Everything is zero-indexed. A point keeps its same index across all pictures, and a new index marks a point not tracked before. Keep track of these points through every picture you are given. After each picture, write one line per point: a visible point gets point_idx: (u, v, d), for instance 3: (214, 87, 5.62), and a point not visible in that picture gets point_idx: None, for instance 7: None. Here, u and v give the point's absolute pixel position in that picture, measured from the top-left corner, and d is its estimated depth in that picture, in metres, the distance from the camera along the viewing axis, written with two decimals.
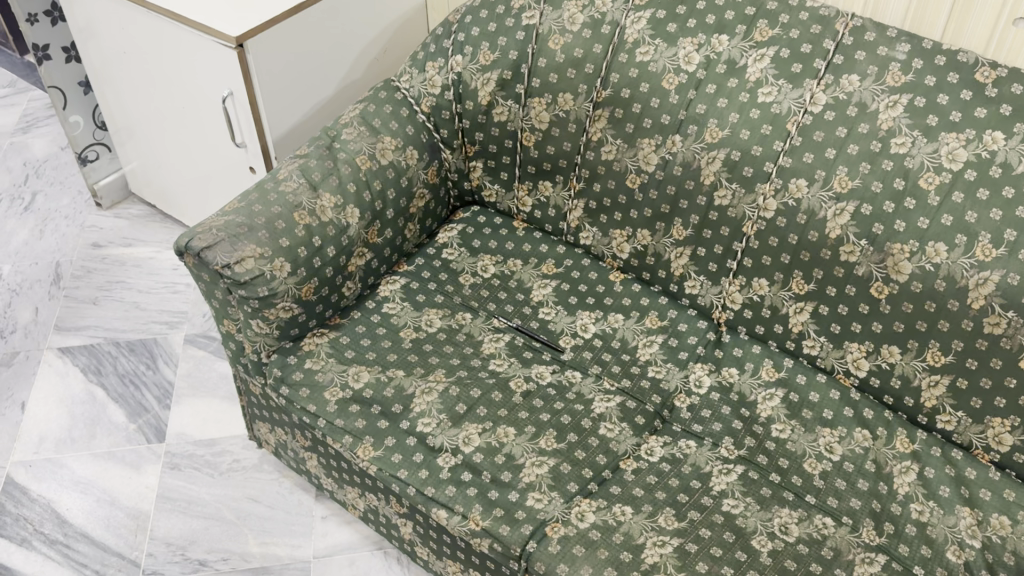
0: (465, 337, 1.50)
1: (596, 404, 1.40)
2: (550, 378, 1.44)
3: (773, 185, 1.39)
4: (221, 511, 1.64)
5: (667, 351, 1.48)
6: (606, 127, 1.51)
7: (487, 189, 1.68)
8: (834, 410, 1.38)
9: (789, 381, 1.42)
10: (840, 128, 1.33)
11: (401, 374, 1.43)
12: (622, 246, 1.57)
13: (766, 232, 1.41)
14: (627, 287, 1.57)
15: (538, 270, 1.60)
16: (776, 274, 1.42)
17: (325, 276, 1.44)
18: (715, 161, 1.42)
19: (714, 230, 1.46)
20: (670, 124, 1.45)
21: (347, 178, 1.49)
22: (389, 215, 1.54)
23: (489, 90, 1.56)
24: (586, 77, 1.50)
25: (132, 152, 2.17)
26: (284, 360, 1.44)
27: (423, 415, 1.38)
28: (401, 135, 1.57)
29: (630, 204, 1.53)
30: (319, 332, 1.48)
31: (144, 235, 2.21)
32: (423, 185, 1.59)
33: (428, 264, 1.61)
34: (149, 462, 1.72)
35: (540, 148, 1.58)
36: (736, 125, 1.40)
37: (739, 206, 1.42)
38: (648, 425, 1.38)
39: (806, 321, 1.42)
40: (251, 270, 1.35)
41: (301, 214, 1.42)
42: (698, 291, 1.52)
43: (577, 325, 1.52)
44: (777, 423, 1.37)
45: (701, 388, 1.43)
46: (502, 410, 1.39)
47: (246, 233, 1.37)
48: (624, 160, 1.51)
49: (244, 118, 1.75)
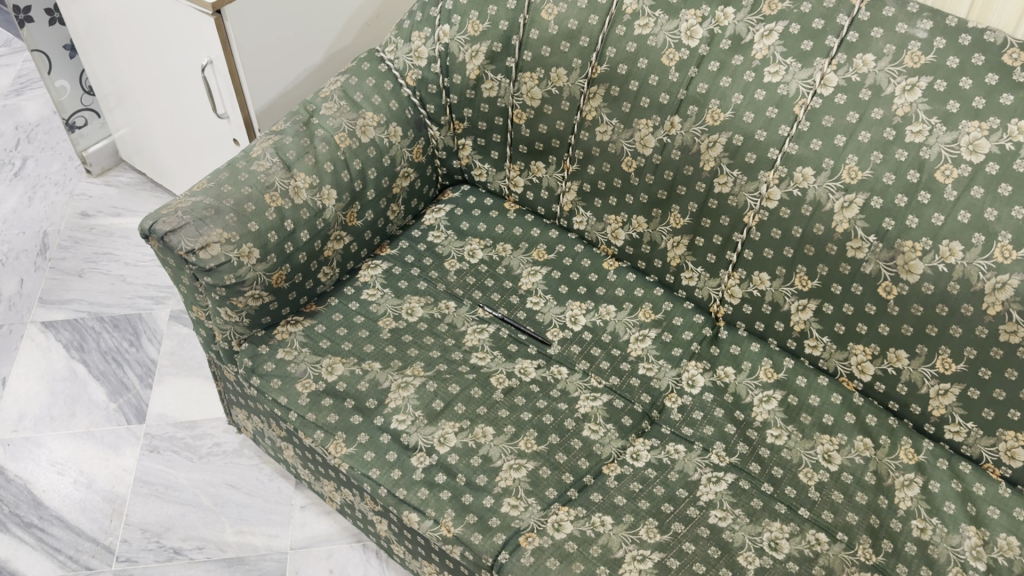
0: (447, 327, 1.42)
1: (581, 404, 1.32)
2: (534, 374, 1.36)
3: (777, 173, 1.28)
4: (198, 497, 1.60)
5: (660, 347, 1.39)
6: (602, 105, 1.41)
7: (477, 168, 1.58)
8: (835, 415, 1.30)
9: (788, 383, 1.33)
10: (852, 113, 1.23)
11: (377, 366, 1.36)
12: (617, 232, 1.48)
13: (769, 223, 1.31)
14: (621, 276, 1.49)
15: (528, 256, 1.52)
16: (778, 268, 1.33)
17: (298, 263, 1.36)
18: (716, 145, 1.32)
19: (713, 219, 1.36)
20: (669, 104, 1.35)
21: (324, 157, 1.40)
22: (369, 196, 1.45)
23: (478, 64, 1.46)
24: (581, 51, 1.39)
25: (120, 118, 2.09)
26: (256, 349, 1.38)
27: (398, 412, 1.31)
28: (385, 110, 1.48)
29: (626, 188, 1.44)
30: (294, 320, 1.41)
31: (135, 203, 2.15)
32: (407, 163, 1.51)
33: (412, 248, 1.53)
34: (128, 444, 1.67)
35: (532, 126, 1.48)
36: (739, 107, 1.29)
37: (740, 194, 1.32)
38: (635, 427, 1.30)
39: (808, 319, 1.32)
40: (216, 257, 1.27)
41: (273, 196, 1.34)
42: (695, 283, 1.42)
43: (566, 316, 1.44)
44: (773, 428, 1.29)
45: (694, 388, 1.34)
46: (481, 408, 1.31)
47: (212, 216, 1.29)
48: (620, 141, 1.41)
49: (225, 88, 1.66)
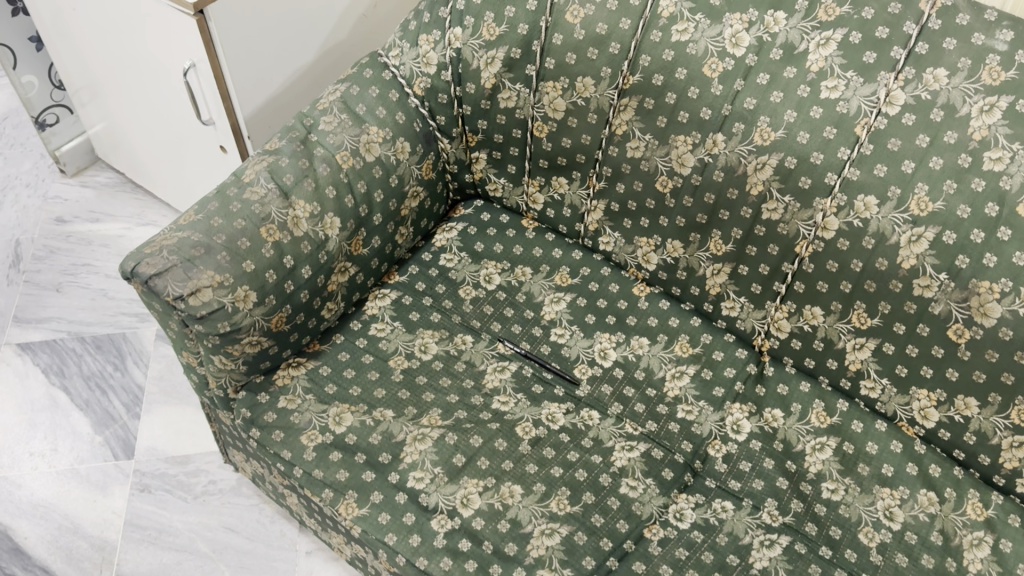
0: (465, 366, 1.29)
1: (616, 455, 1.20)
2: (564, 421, 1.24)
3: (835, 201, 1.15)
4: (195, 543, 1.48)
5: (700, 386, 1.27)
6: (634, 119, 1.26)
7: (492, 183, 1.44)
8: (895, 465, 1.19)
9: (843, 428, 1.22)
10: (922, 136, 1.09)
11: (390, 415, 1.23)
12: (649, 256, 1.35)
13: (824, 255, 1.18)
14: (653, 303, 1.36)
15: (551, 281, 1.39)
16: (832, 304, 1.20)
17: (300, 302, 1.22)
18: (766, 167, 1.18)
19: (760, 247, 1.23)
20: (711, 120, 1.20)
21: (325, 181, 1.26)
22: (376, 221, 1.31)
23: (495, 72, 1.30)
24: (611, 59, 1.24)
25: (95, 113, 1.92)
26: (254, 398, 1.24)
27: (415, 468, 1.18)
28: (391, 124, 1.32)
29: (660, 210, 1.30)
30: (296, 361, 1.28)
31: (114, 207, 1.99)
32: (417, 182, 1.36)
33: (423, 274, 1.39)
34: (117, 484, 1.55)
35: (555, 140, 1.33)
36: (793, 125, 1.15)
37: (792, 223, 1.19)
38: (677, 481, 1.19)
39: (866, 359, 1.20)
40: (208, 303, 1.13)
41: (270, 229, 1.20)
42: (737, 314, 1.30)
43: (595, 351, 1.32)
44: (828, 480, 1.18)
45: (739, 434, 1.23)
46: (507, 463, 1.19)
47: (202, 256, 1.14)
48: (654, 159, 1.27)
49: (210, 94, 1.50)
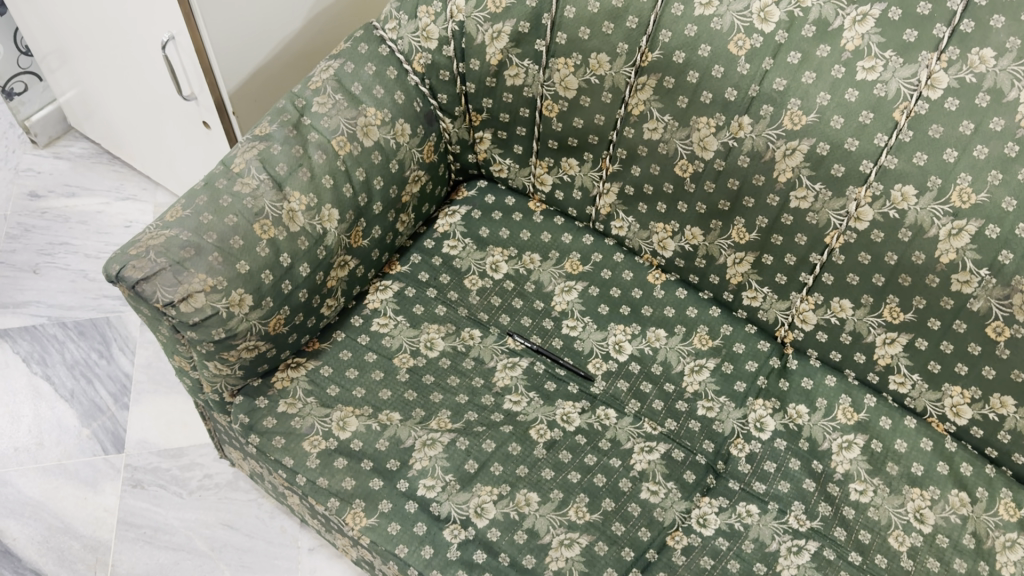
0: (473, 363, 1.23)
1: (635, 459, 1.15)
2: (579, 421, 1.18)
3: (871, 190, 1.08)
4: (193, 540, 1.43)
5: (720, 380, 1.22)
6: (652, 98, 1.18)
7: (497, 163, 1.35)
8: (925, 464, 1.14)
9: (871, 425, 1.17)
10: (965, 122, 1.01)
11: (397, 419, 1.17)
12: (666, 242, 1.28)
13: (856, 246, 1.11)
14: (669, 292, 1.29)
15: (561, 269, 1.31)
16: (863, 297, 1.14)
17: (298, 302, 1.14)
18: (796, 153, 1.11)
19: (787, 236, 1.16)
20: (737, 102, 1.12)
21: (321, 170, 1.17)
22: (376, 210, 1.23)
23: (501, 47, 1.21)
24: (628, 34, 1.15)
25: (65, 79, 1.80)
26: (252, 403, 1.17)
27: (425, 475, 1.12)
28: (389, 104, 1.23)
29: (678, 195, 1.22)
30: (294, 362, 1.20)
31: (90, 181, 1.88)
32: (418, 166, 1.27)
33: (426, 263, 1.31)
34: (107, 479, 1.49)
35: (565, 120, 1.25)
36: (826, 109, 1.07)
37: (822, 212, 1.12)
38: (700, 484, 1.14)
39: (896, 354, 1.15)
40: (201, 309, 1.05)
41: (264, 225, 1.11)
42: (759, 304, 1.24)
43: (609, 344, 1.26)
44: (856, 481, 1.13)
45: (763, 432, 1.18)
46: (522, 468, 1.13)
47: (193, 257, 1.06)
48: (673, 141, 1.19)
49: (191, 68, 1.39)
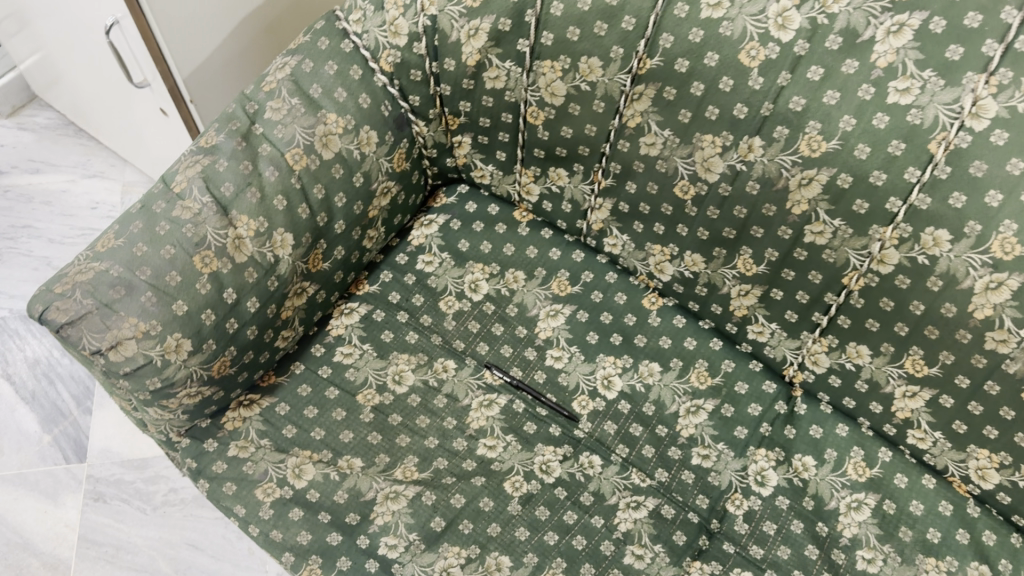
0: (446, 401, 1.11)
1: (620, 517, 1.04)
2: (560, 471, 1.07)
3: (898, 231, 0.93)
4: (156, 561, 1.35)
5: (719, 425, 1.10)
6: (650, 110, 1.02)
7: (478, 169, 1.21)
8: (943, 530, 1.02)
9: (884, 483, 1.05)
10: (1014, 160, 0.85)
11: (358, 466, 1.06)
12: (663, 266, 1.14)
13: (877, 291, 0.97)
14: (667, 319, 1.16)
15: (547, 290, 1.18)
16: (883, 345, 1.00)
17: (246, 340, 1.03)
18: (813, 183, 0.96)
19: (799, 272, 1.02)
20: (747, 120, 0.97)
21: (272, 189, 1.04)
22: (338, 229, 1.10)
23: (479, 46, 1.06)
24: (623, 37, 0.99)
25: (23, 46, 1.65)
26: (200, 446, 1.06)
27: (387, 532, 1.02)
28: (352, 109, 1.08)
29: (678, 217, 1.08)
30: (247, 400, 1.09)
31: (55, 155, 1.76)
32: (387, 177, 1.14)
33: (397, 282, 1.19)
34: (68, 491, 1.41)
35: (552, 129, 1.10)
36: (850, 135, 0.92)
37: (841, 250, 0.98)
38: (690, 546, 1.03)
39: (917, 408, 1.02)
40: (132, 358, 0.94)
41: (205, 257, 0.99)
42: (766, 340, 1.10)
43: (597, 378, 1.13)
44: (864, 548, 1.02)
45: (764, 487, 1.06)
46: (494, 526, 1.03)
47: (123, 298, 0.94)
48: (673, 159, 1.04)
49: (140, 57, 1.25)
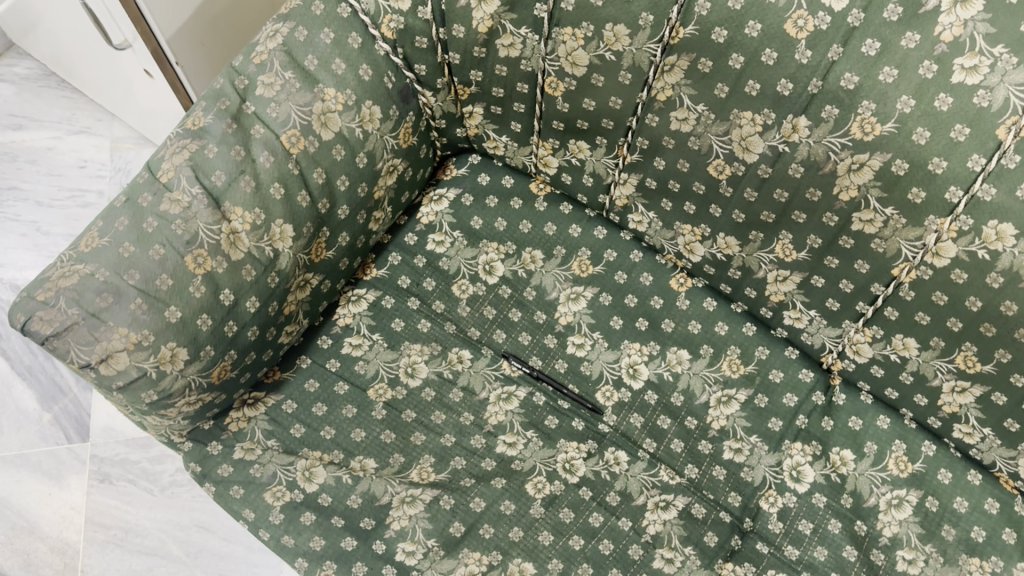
0: (462, 395, 1.05)
1: (648, 519, 0.99)
2: (584, 471, 1.02)
3: (957, 223, 0.85)
4: (166, 544, 1.32)
5: (752, 416, 1.04)
6: (683, 83, 0.92)
7: (491, 140, 1.12)
8: (988, 529, 0.97)
9: (927, 478, 1.00)
10: None
11: (372, 467, 1.01)
12: (693, 246, 1.06)
13: (929, 284, 0.90)
14: (696, 302, 1.08)
15: (567, 271, 1.10)
16: (933, 339, 0.93)
17: (247, 341, 0.96)
18: (865, 169, 0.87)
19: (844, 260, 0.94)
20: (791, 97, 0.87)
21: (268, 176, 0.95)
22: (341, 214, 1.02)
23: (491, 11, 0.96)
24: (653, 3, 0.88)
25: None
26: (204, 449, 1.01)
27: (404, 538, 0.96)
28: (352, 83, 0.98)
29: (711, 197, 0.99)
30: (252, 399, 1.03)
31: (36, 108, 1.65)
32: (393, 154, 1.05)
33: (406, 265, 1.11)
34: (72, 473, 1.37)
35: (573, 100, 1.00)
36: (908, 117, 0.82)
37: (892, 240, 0.89)
38: (723, 547, 0.99)
39: (966, 403, 0.95)
40: (124, 371, 0.87)
41: (198, 256, 0.90)
42: (804, 326, 1.03)
43: (623, 367, 1.07)
44: (904, 548, 0.98)
45: (800, 484, 1.01)
46: (517, 531, 0.98)
47: (111, 307, 0.87)
48: (708, 136, 0.94)
49: (117, 18, 1.14)
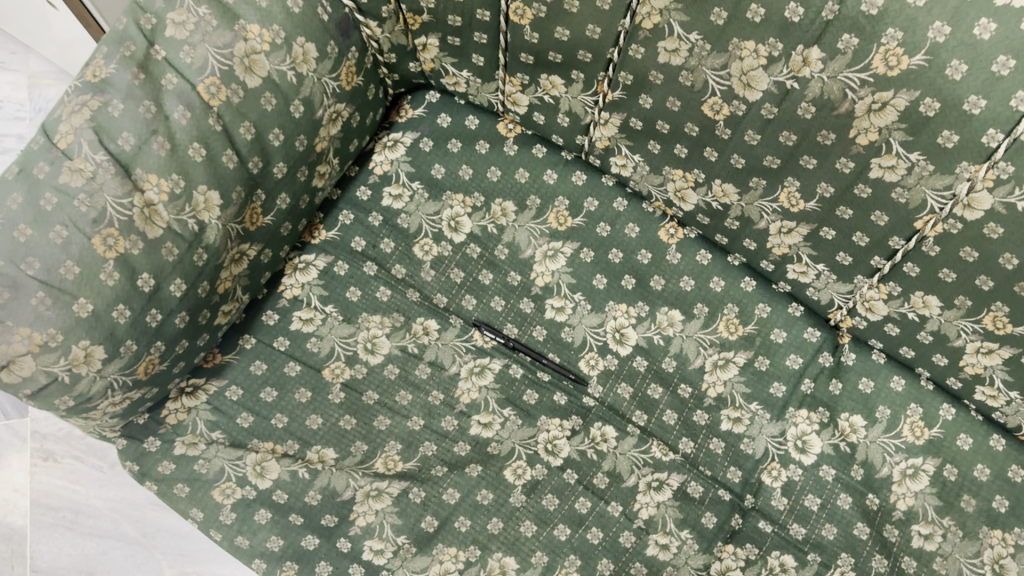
0: (430, 371, 0.94)
1: (641, 502, 0.90)
2: (568, 451, 0.92)
3: (994, 171, 0.72)
4: (121, 525, 1.23)
5: (752, 381, 0.94)
6: (673, 7, 0.77)
7: (450, 75, 0.97)
8: (1012, 498, 0.88)
9: (945, 445, 0.90)
10: None
11: (332, 458, 0.90)
12: (685, 194, 0.93)
13: (957, 238, 0.78)
14: (688, 255, 0.96)
15: (543, 224, 0.98)
16: (958, 298, 0.82)
17: (176, 329, 0.84)
18: (888, 109, 0.73)
19: (859, 211, 0.82)
20: (802, 25, 0.72)
21: (185, 136, 0.80)
22: (277, 173, 0.88)
23: None
24: None
25: None
26: (140, 447, 0.89)
27: (371, 535, 0.87)
28: (279, 16, 0.82)
29: (705, 140, 0.86)
30: (190, 387, 0.91)
31: None
32: (335, 99, 0.90)
33: (360, 224, 0.98)
34: (12, 452, 1.25)
35: (543, 30, 0.85)
36: (942, 49, 0.68)
37: (915, 189, 0.77)
38: (722, 529, 0.90)
39: (992, 365, 0.85)
40: (32, 377, 0.75)
41: (109, 237, 0.76)
42: (810, 282, 0.92)
43: (608, 332, 0.95)
44: (920, 522, 0.89)
45: (806, 455, 0.92)
46: (496, 522, 0.89)
47: (8, 304, 0.73)
48: (703, 70, 0.80)
49: None
